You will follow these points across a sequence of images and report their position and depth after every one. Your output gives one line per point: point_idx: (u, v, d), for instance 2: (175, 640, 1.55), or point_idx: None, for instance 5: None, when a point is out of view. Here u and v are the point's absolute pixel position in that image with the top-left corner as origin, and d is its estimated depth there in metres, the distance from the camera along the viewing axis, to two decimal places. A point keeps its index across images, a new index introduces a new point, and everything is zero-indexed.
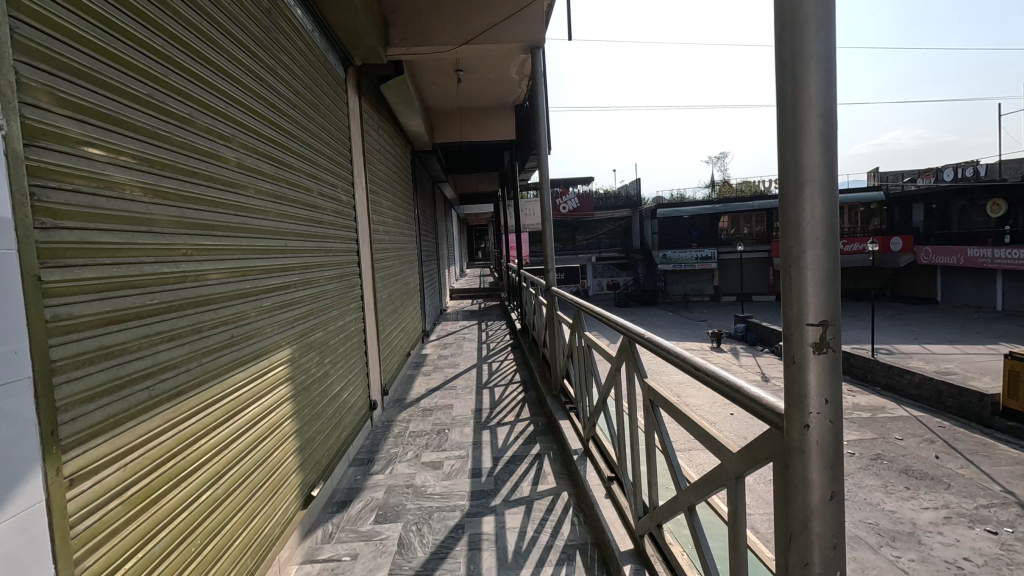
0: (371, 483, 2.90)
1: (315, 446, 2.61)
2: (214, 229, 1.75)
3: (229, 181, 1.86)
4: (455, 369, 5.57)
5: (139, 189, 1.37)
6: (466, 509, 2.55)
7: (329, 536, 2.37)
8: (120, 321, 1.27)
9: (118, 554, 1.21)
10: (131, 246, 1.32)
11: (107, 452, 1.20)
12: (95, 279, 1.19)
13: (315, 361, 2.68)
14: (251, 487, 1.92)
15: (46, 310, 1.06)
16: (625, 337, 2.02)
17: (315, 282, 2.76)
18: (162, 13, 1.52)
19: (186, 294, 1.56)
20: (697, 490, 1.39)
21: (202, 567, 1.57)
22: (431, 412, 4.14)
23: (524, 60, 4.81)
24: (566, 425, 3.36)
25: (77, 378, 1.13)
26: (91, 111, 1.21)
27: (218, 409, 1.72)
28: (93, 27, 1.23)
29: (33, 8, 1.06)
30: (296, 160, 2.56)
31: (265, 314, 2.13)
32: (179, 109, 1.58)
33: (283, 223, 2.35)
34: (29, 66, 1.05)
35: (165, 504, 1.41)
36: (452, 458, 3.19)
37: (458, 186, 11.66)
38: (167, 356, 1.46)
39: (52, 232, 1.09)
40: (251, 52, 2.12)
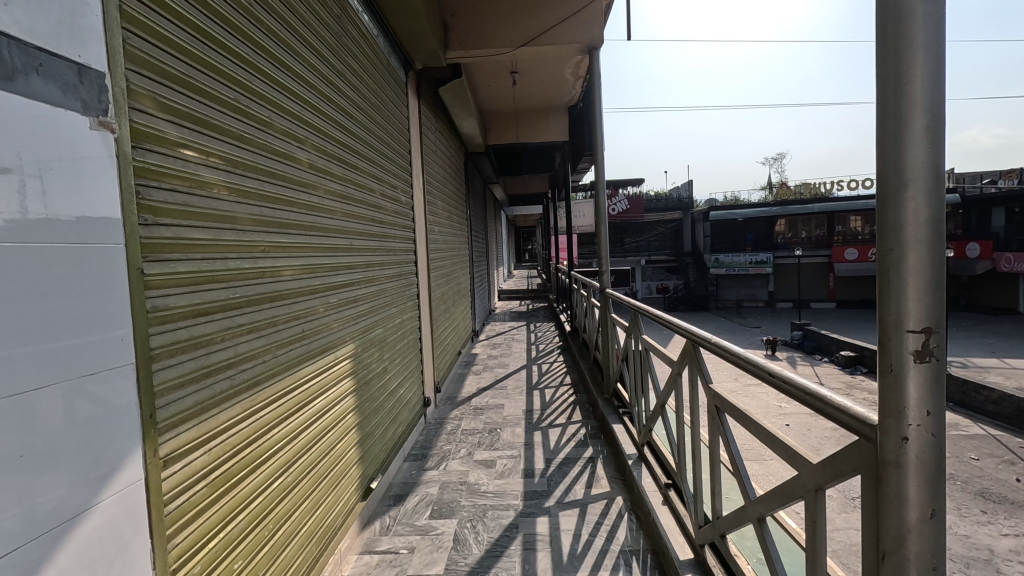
0: (425, 478, 2.95)
1: (374, 441, 2.68)
2: (288, 228, 1.83)
3: (302, 181, 1.94)
4: (505, 369, 5.61)
5: (225, 188, 1.45)
6: (520, 509, 2.56)
7: (386, 529, 2.42)
8: (207, 313, 1.35)
9: (201, 533, 1.28)
10: (217, 243, 1.40)
11: (196, 436, 1.28)
12: (187, 274, 1.26)
13: (375, 356, 2.76)
14: (317, 477, 1.99)
15: (148, 300, 1.13)
16: (688, 340, 1.97)
17: (376, 281, 2.84)
18: (246, 21, 1.59)
19: (263, 289, 1.63)
20: (768, 502, 1.35)
21: (273, 551, 1.64)
22: (482, 411, 4.18)
23: (580, 61, 4.80)
24: (619, 429, 3.32)
25: (172, 365, 1.21)
26: (187, 116, 1.29)
27: (289, 400, 1.79)
28: (189, 36, 1.31)
29: (140, 19, 1.14)
30: (360, 160, 2.63)
31: (332, 309, 2.20)
32: (261, 113, 1.66)
33: (348, 223, 2.42)
34: (138, 74, 1.13)
35: (243, 488, 1.48)
36: (504, 458, 3.21)
37: (507, 188, 11.71)
38: (247, 348, 1.53)
39: (152, 228, 1.16)
40: (322, 56, 2.19)
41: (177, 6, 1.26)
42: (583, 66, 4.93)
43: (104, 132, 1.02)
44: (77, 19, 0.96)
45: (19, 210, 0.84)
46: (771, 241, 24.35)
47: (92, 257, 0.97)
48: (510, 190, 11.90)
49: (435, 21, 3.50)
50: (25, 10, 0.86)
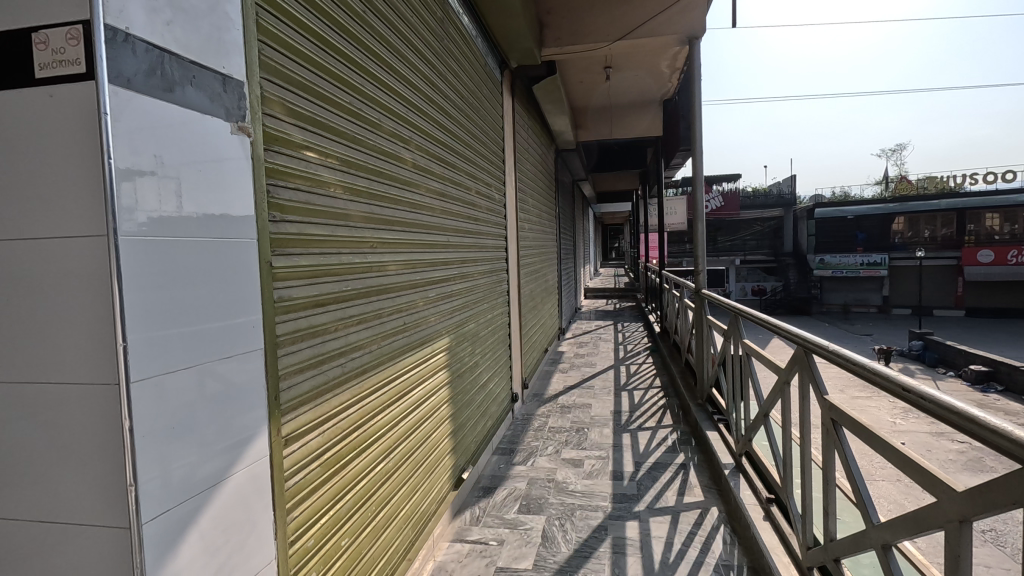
0: (514, 473, 2.99)
1: (466, 433, 2.76)
2: (393, 226, 1.91)
3: (406, 180, 2.02)
4: (592, 369, 5.55)
5: (340, 188, 1.54)
6: (608, 511, 2.52)
7: (476, 520, 2.48)
8: (324, 304, 1.44)
9: (315, 510, 1.38)
10: (333, 238, 1.49)
11: (312, 418, 1.37)
12: (307, 267, 1.36)
13: (468, 350, 2.83)
14: (414, 463, 2.08)
15: (275, 290, 1.23)
16: (799, 346, 1.83)
17: (470, 277, 2.91)
18: (360, 28, 1.68)
19: (370, 283, 1.72)
20: (896, 529, 1.23)
21: (375, 532, 1.73)
22: (569, 410, 4.16)
23: (678, 54, 4.62)
24: (714, 436, 3.17)
25: (293, 352, 1.30)
26: (310, 120, 1.39)
27: (391, 389, 1.88)
28: (312, 44, 1.41)
29: (272, 31, 1.24)
30: (458, 159, 2.69)
31: (430, 304, 2.28)
32: (371, 115, 1.75)
33: (446, 220, 2.50)
34: (270, 82, 1.23)
35: (351, 470, 1.58)
36: (592, 458, 3.17)
37: (596, 185, 11.56)
38: (356, 338, 1.62)
39: (280, 224, 1.26)
40: (426, 59, 2.27)
41: (302, 18, 1.36)
42: (681, 58, 4.75)
43: (242, 137, 1.12)
44: (222, 34, 1.06)
45: (173, 207, 0.94)
46: (887, 241, 22.16)
47: (229, 250, 1.07)
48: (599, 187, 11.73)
49: (531, 20, 3.53)
50: (182, 28, 0.97)
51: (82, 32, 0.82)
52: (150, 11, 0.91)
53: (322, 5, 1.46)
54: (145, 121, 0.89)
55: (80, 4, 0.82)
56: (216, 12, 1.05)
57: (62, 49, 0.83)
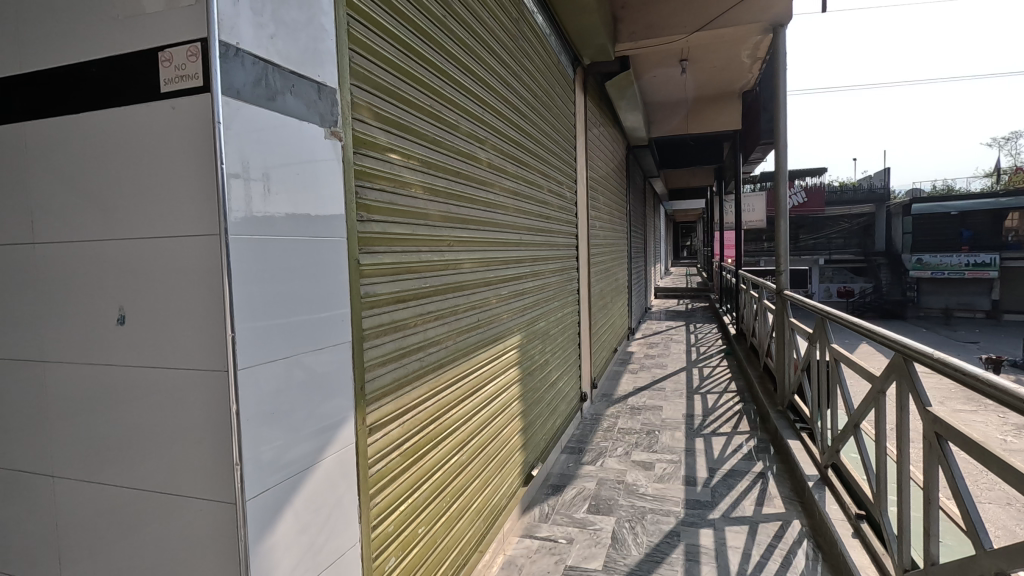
0: (583, 472, 2.97)
1: (536, 430, 2.78)
2: (468, 224, 1.95)
3: (481, 179, 2.06)
4: (663, 370, 5.41)
5: (421, 188, 1.60)
6: (681, 517, 2.45)
7: (545, 517, 2.49)
8: (404, 300, 1.50)
9: (394, 497, 1.44)
10: (414, 236, 1.55)
11: (393, 409, 1.43)
12: (390, 265, 1.42)
13: (538, 348, 2.84)
14: (486, 458, 2.12)
15: (362, 286, 1.30)
16: (897, 353, 1.70)
17: (541, 275, 2.92)
18: (440, 32, 1.73)
19: (447, 280, 1.77)
20: (1012, 558, 1.12)
21: (448, 522, 1.78)
22: (640, 411, 4.08)
23: (760, 43, 4.40)
24: (796, 445, 3.01)
25: (377, 346, 1.37)
26: (394, 123, 1.45)
27: (465, 384, 1.93)
28: (396, 50, 1.47)
29: (361, 39, 1.30)
30: (531, 157, 2.71)
31: (503, 301, 2.32)
32: (450, 116, 1.79)
33: (519, 219, 2.52)
34: (359, 87, 1.29)
35: (428, 461, 1.63)
36: (664, 462, 3.10)
37: (668, 181, 11.24)
38: (433, 333, 1.68)
39: (367, 223, 1.32)
40: (501, 59, 2.30)
41: (387, 24, 1.42)
42: (763, 47, 4.52)
43: (334, 141, 1.18)
44: (317, 45, 1.13)
45: (274, 208, 1.01)
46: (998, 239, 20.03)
47: (322, 248, 1.14)
48: (672, 183, 11.39)
49: (606, 15, 3.48)
50: (284, 40, 1.04)
51: (200, 49, 0.90)
52: (256, 26, 0.98)
53: (406, 12, 1.51)
54: (251, 130, 0.96)
55: (199, 24, 0.90)
56: (312, 24, 1.12)
57: (183, 65, 0.91)
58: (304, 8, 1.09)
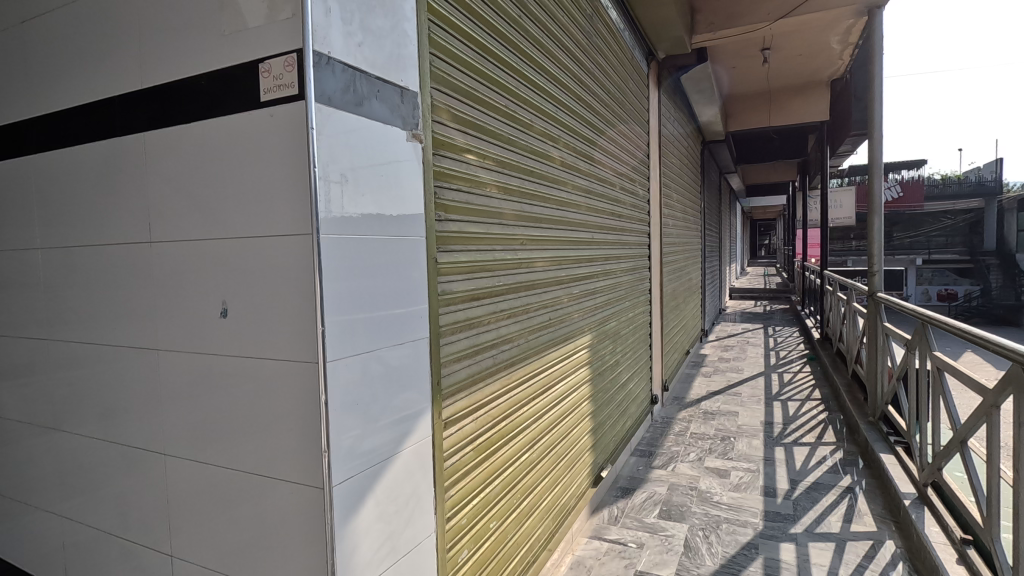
0: (654, 476, 2.91)
1: (605, 431, 2.75)
2: (541, 223, 1.96)
3: (554, 177, 2.06)
4: (739, 375, 5.18)
5: (495, 188, 1.62)
6: (759, 529, 2.34)
7: (615, 519, 2.46)
8: (479, 298, 1.53)
9: (468, 491, 1.47)
10: (488, 235, 1.57)
11: (467, 404, 1.46)
12: (465, 263, 1.45)
13: (609, 348, 2.80)
14: (555, 457, 2.12)
15: (439, 283, 1.33)
16: (1015, 364, 1.53)
17: (613, 274, 2.88)
18: (515, 33, 1.74)
19: (520, 278, 1.79)
20: None
21: (519, 518, 1.79)
22: (714, 417, 3.93)
23: (853, 28, 4.10)
24: (890, 460, 2.79)
25: (453, 342, 1.40)
26: (471, 124, 1.48)
27: (536, 382, 1.94)
28: (473, 52, 1.49)
29: (440, 43, 1.34)
30: (604, 155, 2.67)
31: (574, 300, 2.31)
32: (525, 116, 1.81)
33: (591, 217, 2.49)
34: (438, 90, 1.33)
35: (499, 456, 1.65)
36: (740, 470, 2.97)
37: (745, 177, 10.74)
38: (506, 331, 1.69)
39: (444, 222, 1.36)
40: (575, 57, 2.28)
41: (465, 27, 1.45)
42: (857, 32, 4.21)
43: (415, 143, 1.22)
44: (401, 50, 1.17)
45: (360, 208, 1.06)
46: None
47: (403, 247, 1.18)
48: (750, 178, 10.87)
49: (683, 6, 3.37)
50: (370, 47, 1.09)
51: (296, 59, 0.95)
52: (346, 35, 1.03)
53: (483, 14, 1.54)
54: (340, 134, 1.01)
55: (295, 36, 0.96)
56: (396, 30, 1.16)
57: (281, 75, 0.97)
58: (389, 16, 1.13)
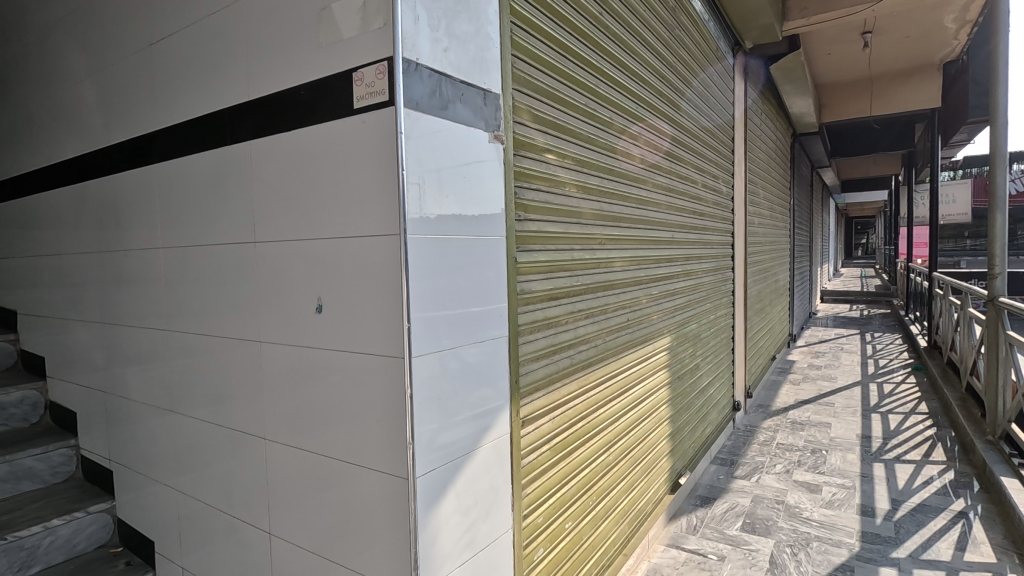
0: (735, 487, 2.77)
1: (684, 437, 2.66)
2: (620, 222, 1.93)
3: (635, 176, 2.02)
4: (832, 383, 4.83)
5: (574, 187, 1.61)
6: (855, 550, 2.17)
7: (694, 529, 2.38)
8: (557, 298, 1.53)
9: (544, 490, 1.47)
10: (568, 235, 1.57)
11: (544, 404, 1.46)
12: (544, 262, 1.46)
13: (689, 351, 2.71)
14: (632, 460, 2.08)
15: (518, 282, 1.35)
16: None
17: (694, 274, 2.78)
18: (597, 30, 1.72)
19: (598, 278, 1.77)
20: None
21: (595, 521, 1.77)
22: (803, 427, 3.70)
23: (972, 4, 3.70)
24: (1014, 485, 2.49)
25: (531, 341, 1.41)
26: (551, 124, 1.48)
27: (614, 384, 1.91)
28: (554, 52, 1.49)
29: (522, 44, 1.35)
30: (686, 152, 2.59)
31: (653, 301, 2.25)
32: (606, 115, 1.78)
33: (672, 215, 2.42)
34: (519, 91, 1.34)
35: (576, 457, 1.64)
36: (833, 486, 2.77)
37: (840, 171, 10.00)
38: (584, 331, 1.68)
39: (524, 222, 1.37)
40: (657, 51, 2.22)
41: (547, 28, 1.45)
42: (977, 8, 3.79)
43: (497, 144, 1.24)
44: (484, 53, 1.20)
45: (444, 209, 1.09)
46: None
47: (485, 247, 1.21)
48: (846, 172, 10.11)
49: None
50: (455, 52, 1.12)
51: (387, 67, 1.00)
52: (433, 42, 1.06)
53: (565, 13, 1.53)
54: (426, 137, 1.05)
55: (386, 44, 1.00)
56: (480, 34, 1.19)
57: (372, 83, 1.02)
58: (472, 20, 1.16)
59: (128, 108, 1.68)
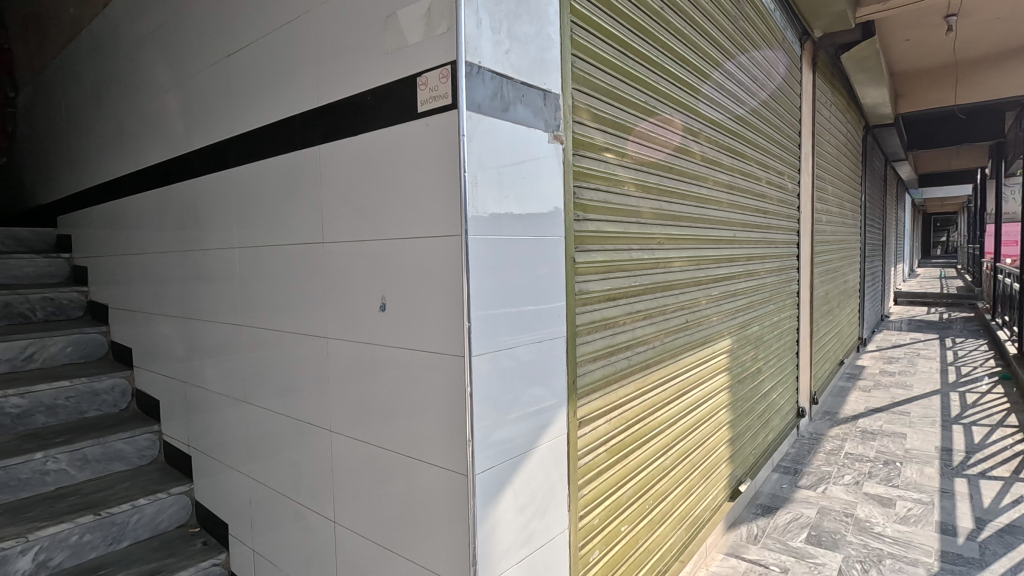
0: (800, 497, 2.66)
1: (745, 443, 2.57)
2: (680, 221, 1.88)
3: (695, 174, 1.97)
4: (907, 391, 4.53)
5: (633, 185, 1.58)
6: (934, 570, 2.04)
7: (755, 538, 2.29)
8: (614, 298, 1.51)
9: (600, 492, 1.46)
10: (626, 234, 1.55)
11: (601, 405, 1.45)
12: (603, 262, 1.44)
13: (751, 354, 2.62)
14: (690, 465, 2.03)
15: (577, 282, 1.35)
16: None
17: (757, 275, 2.68)
18: (658, 25, 1.68)
19: (657, 278, 1.73)
20: None
21: (651, 525, 1.74)
22: (875, 437, 3.49)
23: None
24: None
25: (588, 341, 1.40)
26: (611, 122, 1.46)
27: (672, 386, 1.87)
28: (614, 50, 1.47)
29: (582, 43, 1.34)
30: (750, 148, 2.49)
31: (714, 302, 2.18)
32: (666, 112, 1.74)
33: (734, 214, 2.33)
34: (580, 91, 1.34)
35: (633, 460, 1.62)
36: (908, 501, 2.60)
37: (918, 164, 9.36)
38: (642, 332, 1.66)
39: (583, 222, 1.37)
40: (721, 44, 2.15)
41: (607, 26, 1.44)
42: None
43: (557, 144, 1.24)
44: (545, 54, 1.20)
45: (504, 210, 1.10)
46: None
47: (544, 247, 1.21)
48: (924, 166, 9.46)
49: None
50: (516, 54, 1.12)
51: (450, 71, 1.01)
52: (495, 44, 1.08)
53: (625, 11, 1.51)
54: (488, 139, 1.06)
55: (450, 49, 1.02)
56: (541, 35, 1.19)
57: (436, 87, 1.05)
58: (533, 21, 1.16)
59: (208, 116, 1.79)
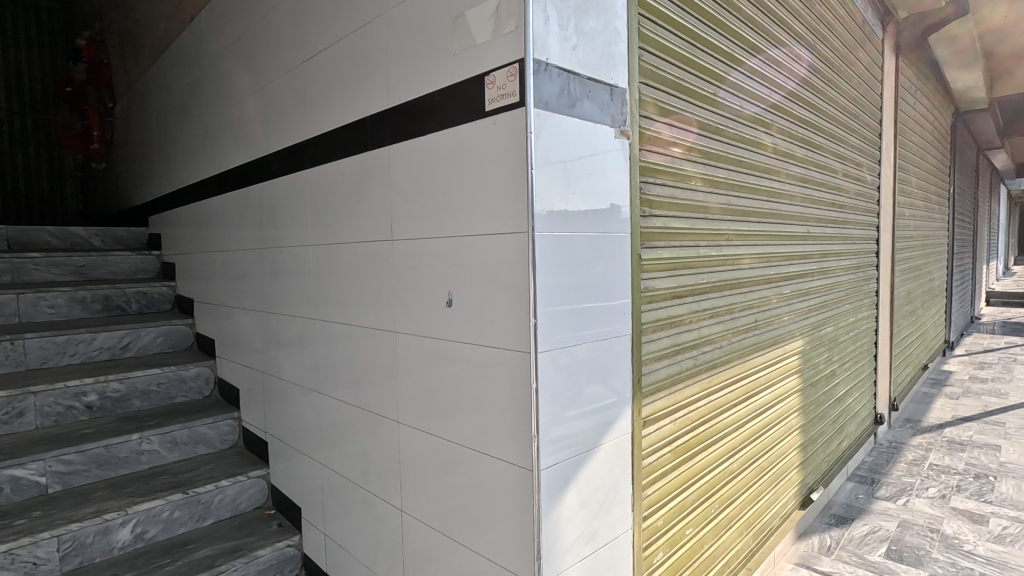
0: (878, 509, 2.50)
1: (818, 449, 2.45)
2: (750, 216, 1.81)
3: (767, 167, 1.88)
4: (1002, 399, 4.17)
5: (701, 180, 1.54)
6: None
7: (828, 549, 2.18)
8: (680, 296, 1.48)
9: (665, 494, 1.44)
10: (693, 230, 1.51)
11: (666, 405, 1.42)
12: (668, 259, 1.41)
13: (825, 356, 2.49)
14: (759, 469, 1.95)
15: (642, 280, 1.33)
16: None
17: (832, 273, 2.54)
18: (728, 14, 1.62)
19: (724, 276, 1.68)
20: None
21: (717, 529, 1.70)
22: (964, 448, 3.23)
23: None
24: None
25: (653, 339, 1.38)
26: (678, 116, 1.42)
27: (740, 388, 1.80)
28: (682, 41, 1.43)
29: (649, 36, 1.31)
30: (826, 139, 2.36)
31: (785, 301, 2.09)
32: (736, 103, 1.68)
33: (807, 208, 2.22)
34: (647, 85, 1.31)
35: (698, 462, 1.58)
36: (1003, 518, 2.39)
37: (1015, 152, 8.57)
38: (709, 331, 1.61)
39: (649, 218, 1.34)
40: (796, 30, 2.05)
41: (675, 17, 1.40)
42: None
43: (623, 139, 1.23)
44: (611, 49, 1.19)
45: (570, 206, 1.10)
46: None
47: (609, 243, 1.20)
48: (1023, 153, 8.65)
49: None
50: (583, 49, 1.12)
51: (518, 69, 1.02)
52: (562, 41, 1.07)
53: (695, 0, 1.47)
54: (555, 136, 1.06)
55: (518, 48, 1.03)
56: (608, 29, 1.18)
57: (504, 86, 1.06)
58: (600, 16, 1.15)
59: (285, 120, 1.89)
